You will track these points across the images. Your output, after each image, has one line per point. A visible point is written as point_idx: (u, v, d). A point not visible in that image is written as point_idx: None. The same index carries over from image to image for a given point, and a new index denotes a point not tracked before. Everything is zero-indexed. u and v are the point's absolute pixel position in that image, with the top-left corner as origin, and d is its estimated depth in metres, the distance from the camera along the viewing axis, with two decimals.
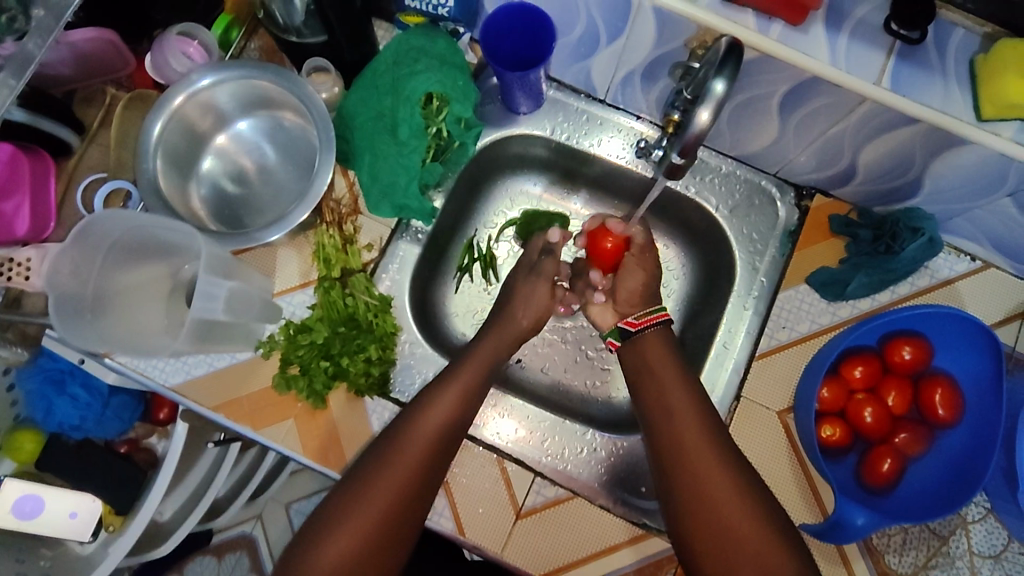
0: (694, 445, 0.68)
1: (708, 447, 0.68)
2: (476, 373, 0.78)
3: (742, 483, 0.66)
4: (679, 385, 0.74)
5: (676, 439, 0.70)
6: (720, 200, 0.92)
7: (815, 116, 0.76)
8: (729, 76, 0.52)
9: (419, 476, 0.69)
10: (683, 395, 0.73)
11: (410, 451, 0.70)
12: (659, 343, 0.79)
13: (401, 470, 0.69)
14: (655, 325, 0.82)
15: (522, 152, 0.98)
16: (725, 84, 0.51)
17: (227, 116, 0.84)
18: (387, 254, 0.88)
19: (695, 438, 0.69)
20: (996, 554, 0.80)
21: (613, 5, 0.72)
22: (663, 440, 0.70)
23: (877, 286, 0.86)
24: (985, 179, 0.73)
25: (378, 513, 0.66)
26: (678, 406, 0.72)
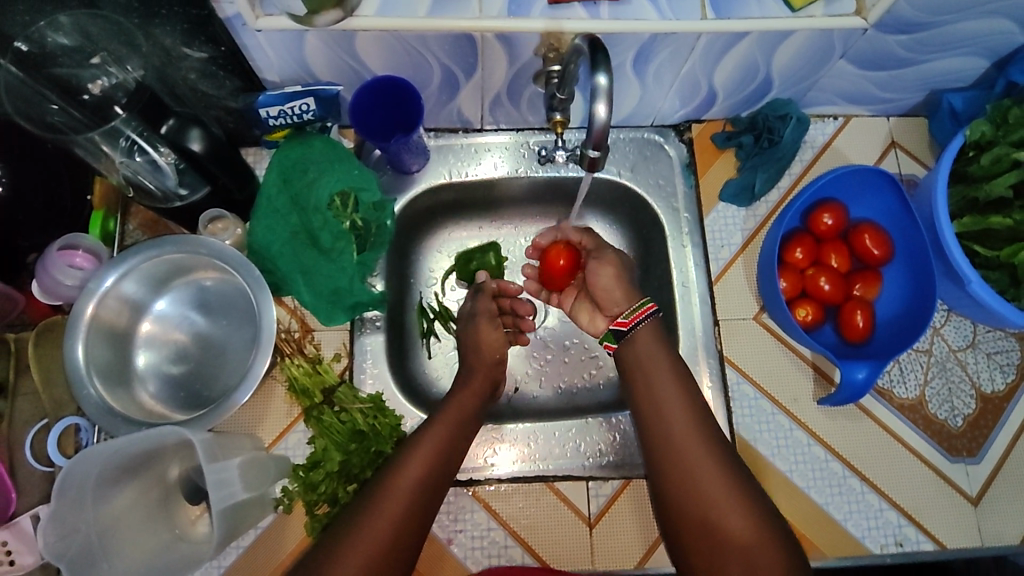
0: (687, 455, 0.71)
1: (695, 440, 0.72)
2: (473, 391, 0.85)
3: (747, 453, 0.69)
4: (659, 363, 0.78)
5: (669, 446, 0.72)
6: (619, 165, 0.99)
7: (664, 64, 0.84)
8: (606, 70, 0.57)
9: (437, 470, 0.75)
10: (676, 406, 0.74)
11: (420, 454, 0.74)
12: (652, 337, 0.80)
13: (415, 469, 0.73)
14: (645, 319, 0.81)
15: (429, 204, 1.01)
16: (606, 77, 0.56)
17: (142, 303, 0.81)
18: (357, 354, 0.88)
19: (681, 428, 0.73)
20: (971, 343, 0.91)
21: (457, 47, 0.77)
22: (662, 455, 0.73)
23: (778, 176, 0.95)
24: (819, 53, 0.83)
25: (397, 510, 0.69)
26: (669, 415, 0.74)
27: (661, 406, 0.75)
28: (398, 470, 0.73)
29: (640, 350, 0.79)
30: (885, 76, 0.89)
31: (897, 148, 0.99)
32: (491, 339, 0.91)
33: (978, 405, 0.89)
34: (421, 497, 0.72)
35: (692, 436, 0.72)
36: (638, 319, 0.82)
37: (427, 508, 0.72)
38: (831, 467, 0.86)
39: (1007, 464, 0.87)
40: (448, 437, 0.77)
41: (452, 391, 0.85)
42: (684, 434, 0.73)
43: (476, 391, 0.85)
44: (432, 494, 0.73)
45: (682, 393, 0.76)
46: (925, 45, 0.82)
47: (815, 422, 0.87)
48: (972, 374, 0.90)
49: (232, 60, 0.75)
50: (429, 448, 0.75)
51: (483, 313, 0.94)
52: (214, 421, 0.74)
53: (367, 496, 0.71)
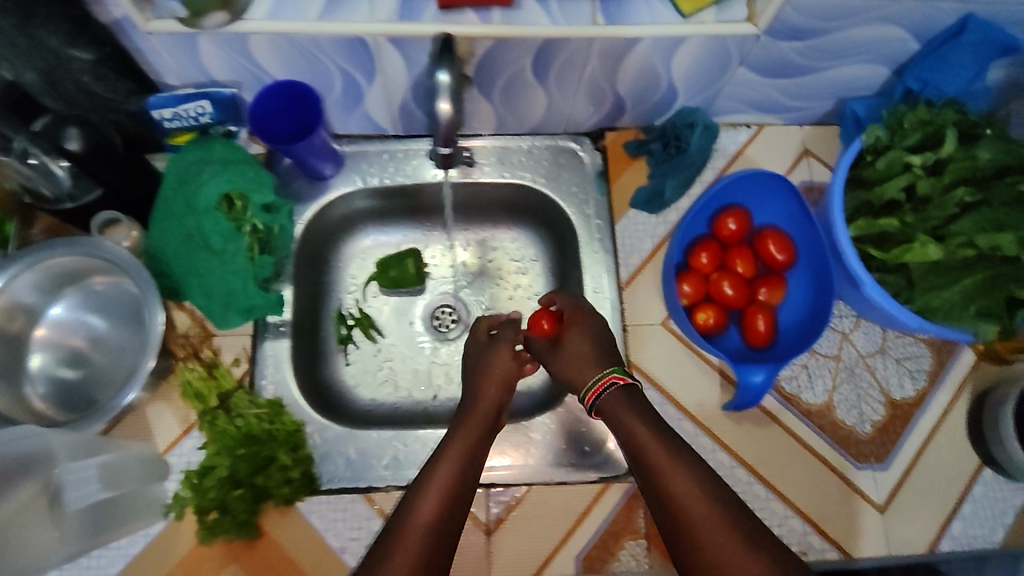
0: (704, 533, 0.59)
1: (704, 509, 0.60)
2: (479, 419, 0.74)
3: (739, 527, 0.59)
4: (643, 422, 0.67)
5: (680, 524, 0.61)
6: (534, 171, 1.00)
7: (566, 70, 0.84)
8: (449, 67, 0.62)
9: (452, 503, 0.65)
10: (683, 479, 0.62)
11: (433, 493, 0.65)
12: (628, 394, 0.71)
13: (428, 509, 0.63)
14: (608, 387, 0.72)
15: (347, 211, 1.01)
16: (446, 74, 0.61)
17: (36, 308, 0.80)
18: (258, 361, 0.86)
19: (684, 487, 0.62)
20: (880, 348, 0.91)
21: (352, 51, 0.78)
22: (676, 532, 0.61)
23: (687, 183, 0.96)
24: (716, 61, 0.84)
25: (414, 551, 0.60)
26: (671, 490, 0.62)
27: (665, 482, 0.63)
28: (409, 513, 0.63)
29: (615, 413, 0.69)
30: (787, 85, 0.90)
31: (809, 157, 1.00)
32: (502, 364, 0.80)
33: (887, 410, 0.88)
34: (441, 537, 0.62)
35: (698, 499, 0.61)
36: (602, 389, 0.72)
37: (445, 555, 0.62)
38: (736, 473, 0.85)
39: (915, 471, 0.86)
40: (458, 471, 0.67)
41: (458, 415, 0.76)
42: (693, 507, 0.61)
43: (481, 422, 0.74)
44: (451, 532, 0.63)
45: (694, 467, 0.63)
46: (822, 53, 0.83)
47: (718, 426, 0.87)
48: (881, 379, 0.89)
49: (121, 61, 0.75)
50: (446, 483, 0.66)
51: (486, 348, 0.82)
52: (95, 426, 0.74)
53: (379, 543, 0.62)
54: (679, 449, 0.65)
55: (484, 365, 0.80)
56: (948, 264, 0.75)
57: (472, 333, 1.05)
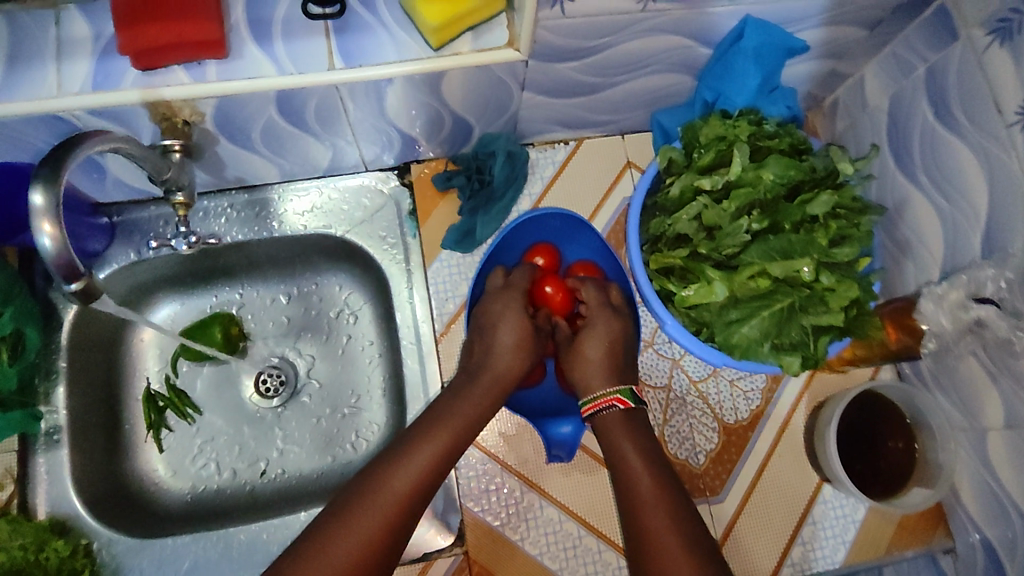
0: (649, 510, 0.64)
1: (665, 491, 0.66)
2: (512, 375, 0.77)
3: (682, 505, 0.64)
4: (627, 437, 0.71)
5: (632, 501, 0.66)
6: (336, 220, 0.90)
7: (326, 115, 0.75)
8: (44, 184, 0.52)
9: (449, 454, 0.69)
10: (643, 470, 0.68)
11: (410, 469, 0.67)
12: (621, 429, 0.72)
13: (427, 449, 0.68)
14: (608, 408, 0.74)
15: (134, 284, 0.91)
16: (39, 196, 0.52)
17: None
18: (29, 477, 0.78)
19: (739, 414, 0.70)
20: (712, 372, 0.86)
21: (54, 127, 0.67)
22: (626, 502, 0.67)
23: (501, 216, 0.89)
24: (494, 88, 0.76)
25: (380, 521, 0.63)
26: (630, 477, 0.68)
27: (624, 460, 0.69)
28: (407, 453, 0.68)
29: (607, 431, 0.73)
30: (586, 101, 0.83)
31: (633, 169, 0.93)
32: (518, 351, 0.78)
33: (721, 438, 0.84)
34: (413, 504, 0.65)
35: (662, 482, 0.67)
36: (603, 406, 0.74)
37: (426, 499, 0.67)
38: (565, 528, 0.80)
39: (751, 500, 0.82)
40: (452, 438, 0.70)
41: (462, 382, 0.76)
42: (644, 482, 0.67)
43: (465, 418, 0.72)
44: (426, 499, 0.67)
45: (658, 458, 0.69)
46: (606, 69, 0.76)
47: (545, 480, 0.81)
48: (715, 406, 0.85)
49: None
50: (428, 452, 0.68)
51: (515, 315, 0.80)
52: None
53: (362, 477, 0.66)
54: (652, 445, 0.71)
55: (488, 340, 0.78)
56: (745, 295, 0.69)
57: (298, 399, 0.96)
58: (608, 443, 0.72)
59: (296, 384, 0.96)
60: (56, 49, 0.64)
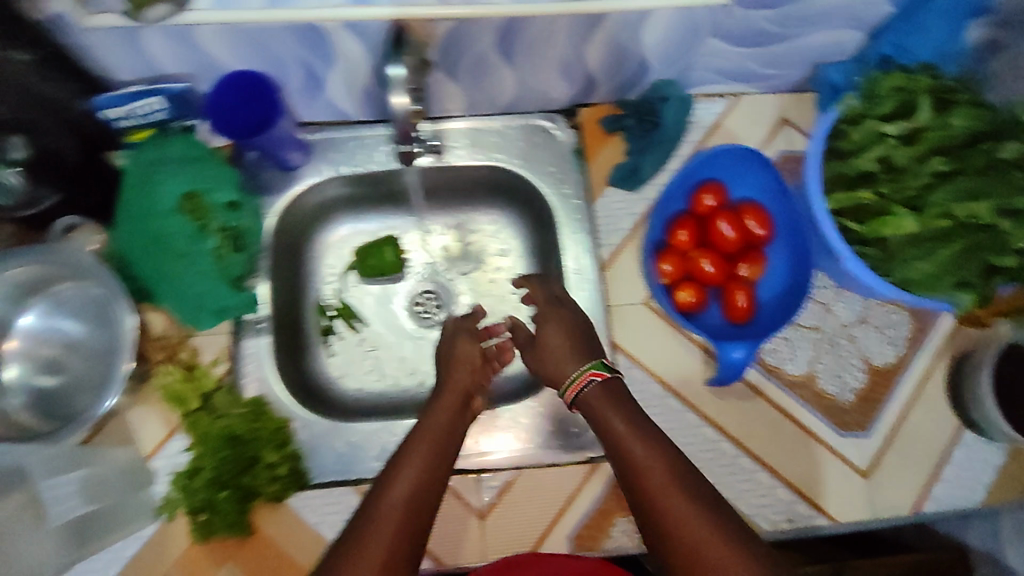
0: (658, 485, 0.64)
1: (676, 479, 0.64)
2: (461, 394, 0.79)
3: (687, 486, 0.64)
4: (614, 403, 0.72)
5: (644, 491, 0.65)
6: (509, 152, 0.98)
7: (532, 49, 0.81)
8: None
9: (431, 474, 0.67)
10: (640, 451, 0.67)
11: (409, 473, 0.66)
12: (605, 400, 0.73)
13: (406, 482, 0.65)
14: (588, 385, 0.75)
15: (318, 201, 0.98)
16: None
17: (5, 318, 0.78)
18: (238, 360, 0.86)
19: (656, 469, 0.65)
20: (861, 317, 0.93)
21: (307, 39, 0.75)
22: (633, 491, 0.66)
23: (665, 158, 0.95)
24: (686, 31, 0.82)
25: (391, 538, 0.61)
26: (631, 460, 0.67)
27: (621, 441, 0.69)
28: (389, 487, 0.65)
29: (596, 408, 0.73)
30: (760, 53, 0.88)
31: (787, 126, 0.99)
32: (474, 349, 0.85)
33: (869, 378, 0.91)
34: (413, 525, 0.62)
35: (657, 469, 0.65)
36: (584, 385, 0.75)
37: (427, 522, 0.64)
38: (721, 446, 0.88)
39: (898, 436, 0.89)
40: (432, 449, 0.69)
41: (425, 409, 0.77)
42: (648, 466, 0.66)
43: (461, 391, 0.79)
44: (426, 514, 0.64)
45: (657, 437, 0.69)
46: (791, 20, 0.81)
47: (704, 402, 0.89)
48: (862, 348, 0.92)
49: (64, 59, 0.72)
50: (409, 476, 0.66)
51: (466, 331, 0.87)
52: (82, 428, 0.73)
53: (357, 519, 0.63)
54: (643, 421, 0.70)
55: (441, 380, 0.82)
56: (927, 234, 0.76)
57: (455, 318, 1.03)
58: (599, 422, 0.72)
59: (451, 306, 1.04)
60: None
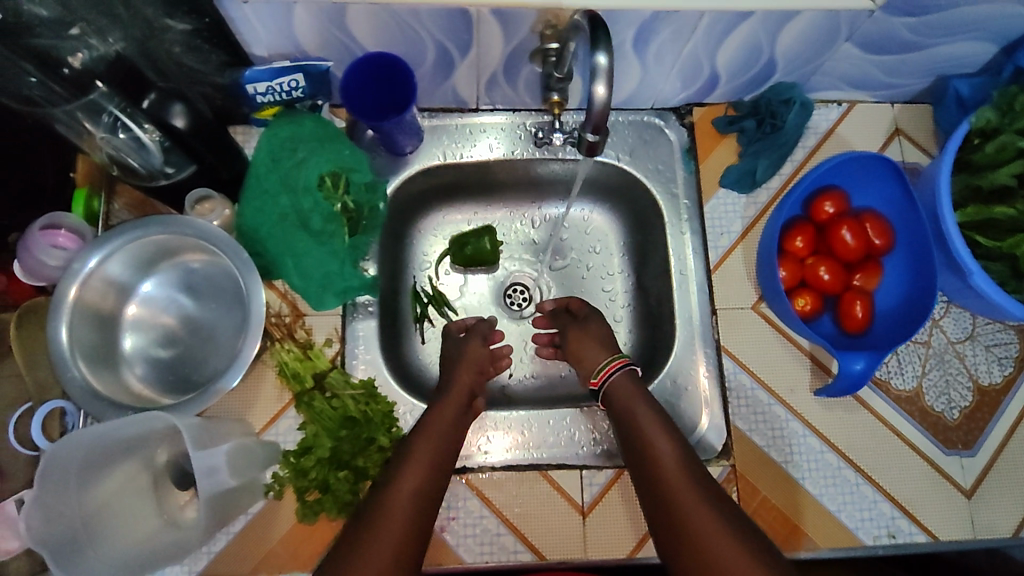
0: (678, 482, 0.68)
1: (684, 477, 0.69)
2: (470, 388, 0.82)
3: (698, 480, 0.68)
4: (637, 398, 0.77)
5: (658, 484, 0.69)
6: (618, 148, 0.96)
7: (666, 45, 0.81)
8: (606, 49, 0.55)
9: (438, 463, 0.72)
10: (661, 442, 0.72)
11: (414, 466, 0.70)
12: (627, 389, 0.79)
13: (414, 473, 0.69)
14: (615, 374, 0.81)
15: (425, 186, 0.99)
16: (607, 57, 0.55)
17: (128, 284, 0.77)
18: (348, 340, 0.85)
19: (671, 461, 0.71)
20: (970, 335, 0.92)
21: (453, 23, 0.75)
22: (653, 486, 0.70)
23: (779, 162, 0.94)
24: (824, 34, 0.81)
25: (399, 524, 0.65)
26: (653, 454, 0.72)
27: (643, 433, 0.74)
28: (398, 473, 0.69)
29: (624, 397, 0.78)
30: (889, 61, 0.87)
31: (902, 136, 0.97)
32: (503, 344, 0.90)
33: (975, 397, 0.90)
34: (418, 519, 0.66)
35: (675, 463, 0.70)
36: (614, 370, 0.81)
37: (430, 515, 0.68)
38: (826, 458, 0.87)
39: (1002, 456, 0.88)
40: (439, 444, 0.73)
41: (429, 406, 0.79)
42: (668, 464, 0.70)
43: (465, 390, 0.81)
44: (431, 504, 0.68)
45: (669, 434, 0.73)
46: (933, 29, 0.80)
47: (809, 411, 0.88)
48: (970, 366, 0.91)
49: (217, 32, 0.73)
50: (418, 469, 0.70)
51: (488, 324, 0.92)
52: (213, 396, 0.72)
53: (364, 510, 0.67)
54: (664, 417, 0.75)
55: (447, 379, 0.83)
56: None
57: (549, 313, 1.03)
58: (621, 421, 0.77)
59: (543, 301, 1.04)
60: None
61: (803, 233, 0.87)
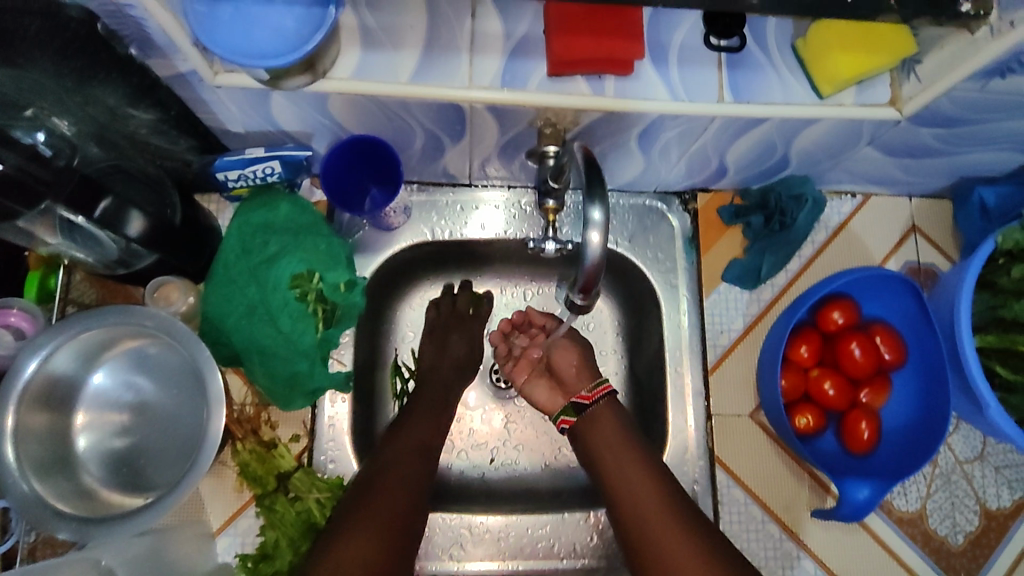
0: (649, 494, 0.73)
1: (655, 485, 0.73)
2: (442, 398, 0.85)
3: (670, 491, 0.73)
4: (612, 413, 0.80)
5: (626, 493, 0.74)
6: (617, 233, 0.90)
7: (673, 140, 0.75)
8: (603, 203, 0.53)
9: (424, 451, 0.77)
10: (629, 450, 0.76)
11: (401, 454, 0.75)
12: (611, 416, 0.80)
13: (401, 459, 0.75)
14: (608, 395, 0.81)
15: (411, 259, 0.92)
16: (603, 212, 0.52)
17: (76, 378, 0.72)
18: (317, 434, 0.80)
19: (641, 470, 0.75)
20: (979, 454, 0.86)
21: (444, 114, 0.69)
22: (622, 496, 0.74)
23: (785, 260, 0.88)
24: (844, 139, 0.75)
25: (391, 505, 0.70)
26: (621, 465, 0.76)
27: (612, 446, 0.77)
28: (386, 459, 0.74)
29: (595, 415, 0.80)
30: (911, 163, 0.81)
31: (917, 234, 0.92)
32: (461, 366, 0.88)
33: (982, 522, 0.84)
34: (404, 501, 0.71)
35: (645, 471, 0.74)
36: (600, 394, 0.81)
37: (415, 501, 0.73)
38: None
39: None
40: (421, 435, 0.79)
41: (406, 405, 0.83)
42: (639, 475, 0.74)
43: (436, 422, 0.82)
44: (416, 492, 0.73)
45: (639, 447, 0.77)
46: (961, 139, 0.75)
47: (805, 531, 0.83)
48: (978, 488, 0.85)
49: (185, 121, 0.68)
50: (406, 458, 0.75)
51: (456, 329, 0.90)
52: (183, 491, 0.66)
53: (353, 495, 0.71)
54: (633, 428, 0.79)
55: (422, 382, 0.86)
56: None
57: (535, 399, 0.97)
58: (591, 435, 0.79)
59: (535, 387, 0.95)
60: (470, 42, 0.65)
61: (808, 341, 0.82)
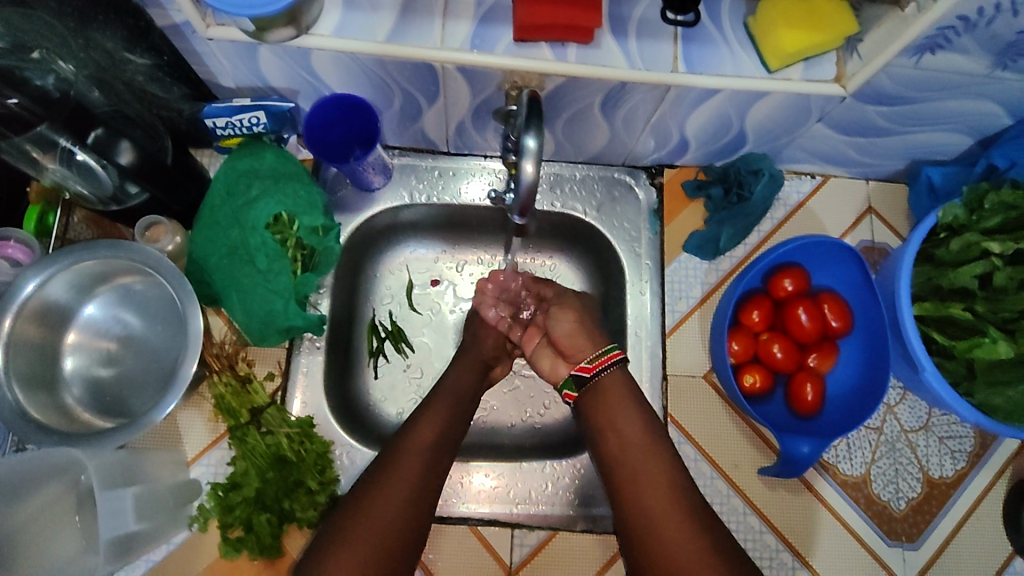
0: (648, 488, 0.70)
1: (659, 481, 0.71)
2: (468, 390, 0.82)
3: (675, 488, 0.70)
4: (625, 399, 0.77)
5: (622, 488, 0.72)
6: (585, 203, 0.95)
7: (636, 110, 0.80)
8: (537, 131, 0.61)
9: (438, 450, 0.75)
10: (636, 436, 0.74)
11: (413, 453, 0.73)
12: (618, 389, 0.78)
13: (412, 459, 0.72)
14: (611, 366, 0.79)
15: (392, 220, 0.96)
16: (535, 139, 0.61)
17: (69, 307, 0.77)
18: (291, 373, 0.86)
19: (648, 465, 0.72)
20: (924, 424, 0.90)
21: (418, 74, 0.74)
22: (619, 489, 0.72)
23: (744, 232, 0.93)
24: (794, 115, 0.80)
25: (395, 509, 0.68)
26: (625, 453, 0.74)
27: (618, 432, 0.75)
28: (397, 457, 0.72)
29: (604, 396, 0.78)
30: (863, 142, 0.86)
31: (873, 215, 0.96)
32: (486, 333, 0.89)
33: (924, 489, 0.88)
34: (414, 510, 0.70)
35: (648, 464, 0.72)
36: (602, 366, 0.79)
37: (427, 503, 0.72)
38: (765, 539, 0.85)
39: (946, 551, 0.86)
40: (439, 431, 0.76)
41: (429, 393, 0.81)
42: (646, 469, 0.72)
43: (454, 402, 0.80)
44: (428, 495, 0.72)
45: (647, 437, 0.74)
46: (905, 118, 0.79)
47: (751, 489, 0.87)
48: (921, 457, 0.89)
49: (176, 67, 0.74)
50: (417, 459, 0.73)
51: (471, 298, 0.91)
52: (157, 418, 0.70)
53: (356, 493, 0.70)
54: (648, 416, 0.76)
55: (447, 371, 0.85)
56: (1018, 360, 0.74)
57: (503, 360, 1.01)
58: (600, 415, 0.77)
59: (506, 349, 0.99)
60: (443, 7, 0.71)
61: (761, 307, 0.86)
